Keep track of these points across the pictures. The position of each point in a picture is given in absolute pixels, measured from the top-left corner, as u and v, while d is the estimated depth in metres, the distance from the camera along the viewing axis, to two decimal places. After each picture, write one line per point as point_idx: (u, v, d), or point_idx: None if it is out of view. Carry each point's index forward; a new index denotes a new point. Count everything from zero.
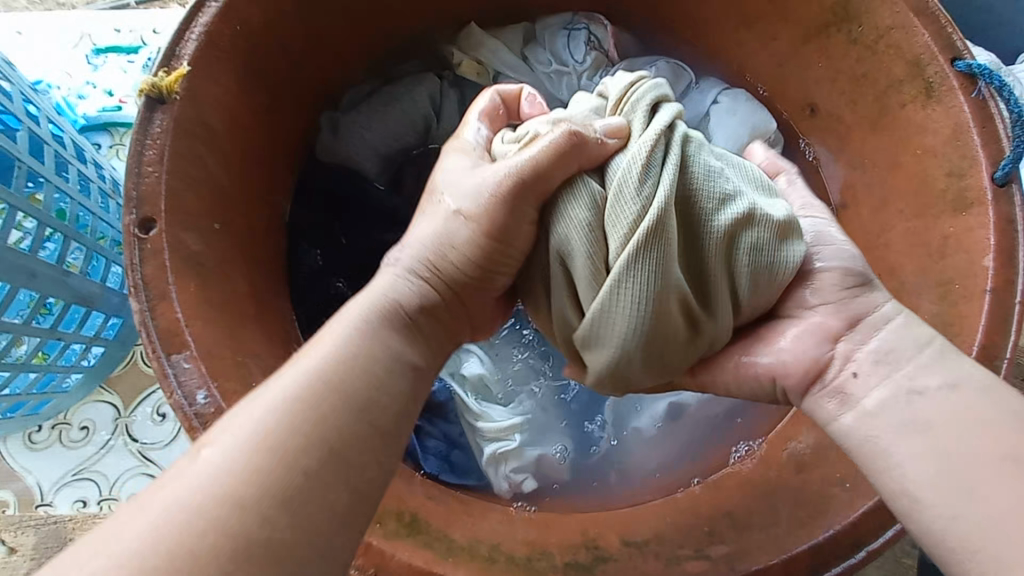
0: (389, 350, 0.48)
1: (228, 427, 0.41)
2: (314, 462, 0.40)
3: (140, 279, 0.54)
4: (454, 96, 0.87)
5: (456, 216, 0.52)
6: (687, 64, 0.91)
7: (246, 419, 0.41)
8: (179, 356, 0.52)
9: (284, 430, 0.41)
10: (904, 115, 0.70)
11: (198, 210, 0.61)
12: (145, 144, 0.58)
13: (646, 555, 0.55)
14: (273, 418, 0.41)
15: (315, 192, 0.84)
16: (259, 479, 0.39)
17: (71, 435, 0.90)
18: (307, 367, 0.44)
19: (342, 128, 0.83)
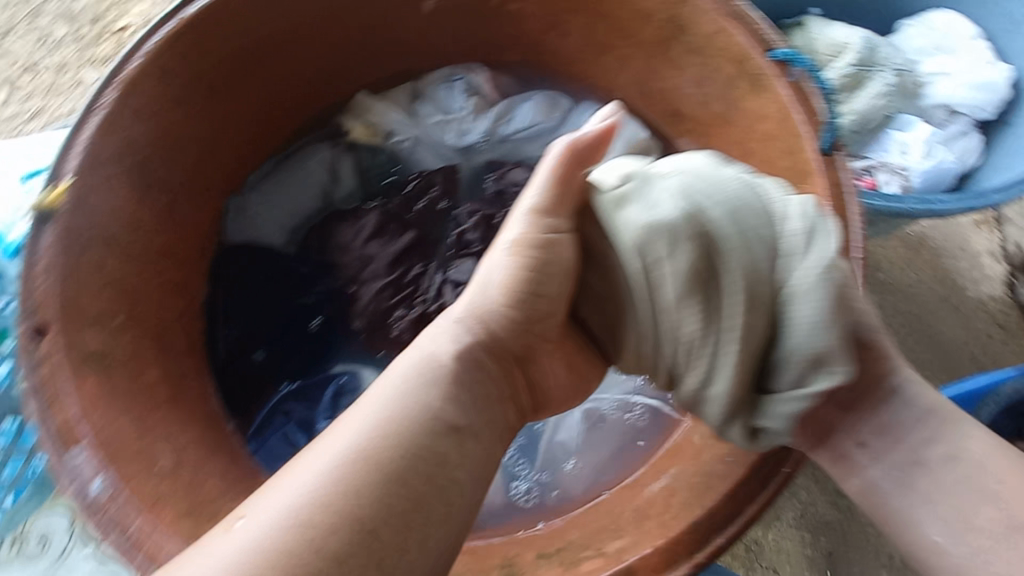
0: (446, 411, 0.47)
1: (265, 504, 0.42)
2: (354, 540, 0.41)
3: (35, 381, 0.57)
4: (347, 161, 0.93)
5: (489, 277, 0.54)
6: (563, 94, 0.98)
7: (288, 489, 0.42)
8: (76, 449, 0.54)
9: (309, 501, 0.42)
10: (743, 106, 0.76)
11: (93, 309, 0.65)
12: (33, 259, 0.63)
13: (553, 564, 0.57)
14: (321, 483, 0.42)
15: (220, 272, 0.86)
16: (298, 548, 0.40)
17: (29, 549, 0.91)
18: (357, 444, 0.44)
19: (242, 209, 0.88)
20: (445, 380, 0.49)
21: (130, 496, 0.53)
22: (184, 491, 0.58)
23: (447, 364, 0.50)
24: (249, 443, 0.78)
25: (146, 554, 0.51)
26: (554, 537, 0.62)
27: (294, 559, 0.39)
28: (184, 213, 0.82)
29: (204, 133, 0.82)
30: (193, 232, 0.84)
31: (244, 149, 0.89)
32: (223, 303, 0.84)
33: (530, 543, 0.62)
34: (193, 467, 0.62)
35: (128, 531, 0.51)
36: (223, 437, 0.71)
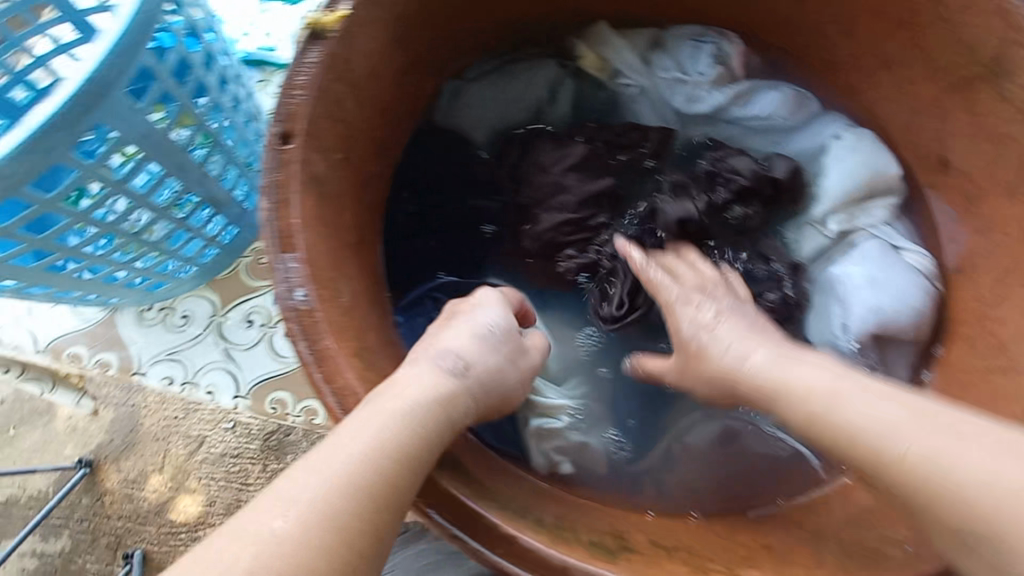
0: (435, 442, 0.51)
1: (304, 468, 0.46)
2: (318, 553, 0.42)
3: (273, 180, 0.60)
4: (569, 85, 0.90)
5: (439, 368, 0.55)
6: (812, 95, 0.85)
7: (356, 440, 0.47)
8: (289, 257, 0.57)
9: (311, 510, 0.43)
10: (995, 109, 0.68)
11: (329, 138, 0.68)
12: (299, 70, 0.65)
13: (672, 558, 0.54)
14: (364, 453, 0.47)
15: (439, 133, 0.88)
16: (324, 534, 0.43)
17: (173, 320, 1.01)
18: (397, 413, 0.50)
19: (460, 96, 0.88)
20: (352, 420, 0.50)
21: (320, 316, 0.55)
22: (355, 332, 0.61)
23: (435, 398, 0.53)
24: (397, 308, 0.80)
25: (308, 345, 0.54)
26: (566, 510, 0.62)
27: (343, 516, 0.44)
28: (408, 80, 0.82)
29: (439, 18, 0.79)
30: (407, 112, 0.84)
31: (459, 45, 0.86)
32: (417, 174, 0.86)
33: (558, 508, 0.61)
34: (361, 311, 0.66)
35: (315, 344, 0.54)
36: (382, 305, 0.73)
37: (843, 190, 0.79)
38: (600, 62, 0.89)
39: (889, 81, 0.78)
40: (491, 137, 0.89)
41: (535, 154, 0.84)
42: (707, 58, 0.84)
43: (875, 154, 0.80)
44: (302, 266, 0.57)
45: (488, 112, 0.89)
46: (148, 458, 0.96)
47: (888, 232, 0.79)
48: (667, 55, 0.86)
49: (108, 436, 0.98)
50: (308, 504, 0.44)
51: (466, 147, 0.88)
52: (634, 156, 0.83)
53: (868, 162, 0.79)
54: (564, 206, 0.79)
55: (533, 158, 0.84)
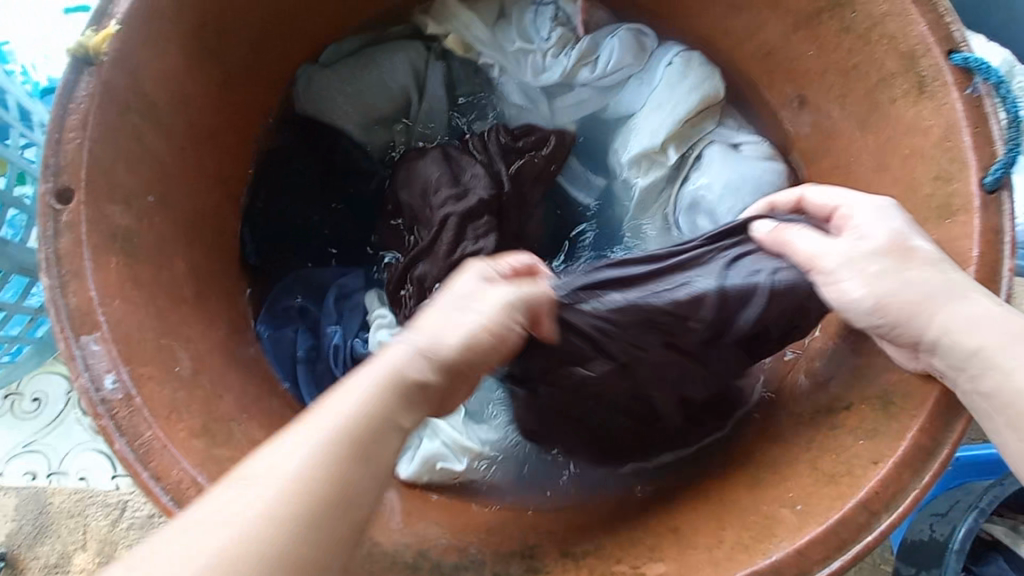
0: (401, 419, 0.41)
1: (189, 529, 0.34)
2: None
3: (53, 253, 0.50)
4: (439, 69, 0.79)
5: (419, 351, 0.43)
6: (649, 31, 0.80)
7: (228, 515, 0.34)
8: (89, 338, 0.48)
9: (208, 572, 0.32)
10: (848, 41, 0.67)
11: (131, 182, 0.57)
12: (68, 107, 0.53)
13: (580, 569, 0.52)
14: (266, 514, 0.34)
15: (296, 139, 0.77)
16: None
17: (23, 406, 0.89)
18: (289, 461, 0.36)
19: (313, 93, 0.76)
20: (398, 399, 0.41)
21: (143, 403, 0.48)
22: (200, 402, 0.53)
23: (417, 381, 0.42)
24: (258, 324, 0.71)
25: (128, 439, 0.46)
26: (469, 526, 0.59)
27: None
28: (230, 90, 0.69)
29: (251, 16, 0.68)
30: (243, 131, 0.73)
31: (292, 43, 0.75)
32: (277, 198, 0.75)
33: (455, 533, 0.57)
34: (211, 376, 0.57)
35: (138, 440, 0.46)
36: (243, 355, 0.65)
37: (665, 125, 0.73)
38: (464, 41, 0.79)
39: (742, 23, 0.76)
40: (366, 138, 0.77)
41: (419, 164, 0.73)
42: (548, 23, 0.78)
43: (707, 79, 0.76)
44: (112, 346, 0.49)
45: (346, 104, 0.75)
46: (67, 538, 0.84)
47: (723, 133, 0.76)
48: (512, 27, 0.79)
49: (13, 525, 0.84)
50: None
51: (325, 149, 0.77)
52: (526, 157, 0.75)
53: (700, 85, 0.75)
54: (447, 222, 0.68)
55: (416, 165, 0.73)
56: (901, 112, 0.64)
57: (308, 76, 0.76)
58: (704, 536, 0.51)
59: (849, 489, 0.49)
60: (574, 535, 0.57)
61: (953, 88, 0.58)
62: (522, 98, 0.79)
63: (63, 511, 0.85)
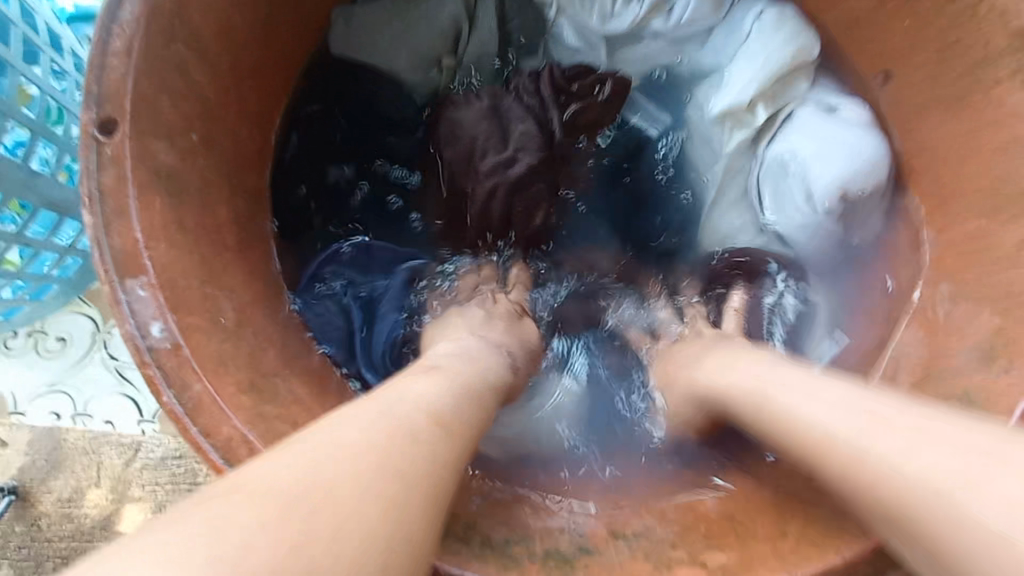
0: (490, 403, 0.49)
1: (298, 447, 0.34)
2: (391, 523, 0.32)
3: (96, 189, 0.47)
4: (491, 3, 0.73)
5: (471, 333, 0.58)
6: None
7: (327, 434, 0.35)
8: (136, 282, 0.45)
9: (349, 470, 0.32)
10: (952, 14, 0.61)
11: (175, 118, 0.53)
12: (111, 31, 0.48)
13: (635, 552, 0.50)
14: (329, 474, 0.32)
15: (340, 70, 0.72)
16: (329, 523, 0.30)
17: (47, 345, 0.88)
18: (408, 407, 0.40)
19: (356, 26, 0.70)
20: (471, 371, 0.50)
21: (191, 354, 0.45)
22: (246, 356, 0.51)
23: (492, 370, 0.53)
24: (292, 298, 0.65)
25: (176, 390, 0.44)
26: (516, 499, 0.57)
27: (339, 507, 0.30)
28: (277, 26, 0.64)
29: None
30: (288, 73, 0.69)
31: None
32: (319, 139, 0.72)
33: (502, 504, 0.55)
34: (254, 330, 0.54)
35: (186, 392, 0.44)
36: (283, 310, 0.62)
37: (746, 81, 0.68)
38: None
39: None
40: (411, 76, 0.72)
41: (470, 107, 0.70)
42: None
43: (794, 33, 0.69)
44: (160, 291, 0.46)
45: (394, 41, 0.71)
46: (81, 474, 0.84)
47: (817, 96, 0.70)
48: None
49: (29, 459, 0.85)
50: (273, 513, 0.29)
51: (368, 83, 0.73)
52: (581, 102, 0.72)
53: (790, 43, 0.69)
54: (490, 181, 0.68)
55: (468, 110, 0.70)
56: (1004, 96, 0.59)
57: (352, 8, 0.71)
58: (762, 528, 0.50)
59: None
60: (622, 515, 0.55)
61: None
62: (578, 41, 0.73)
63: (79, 448, 0.85)
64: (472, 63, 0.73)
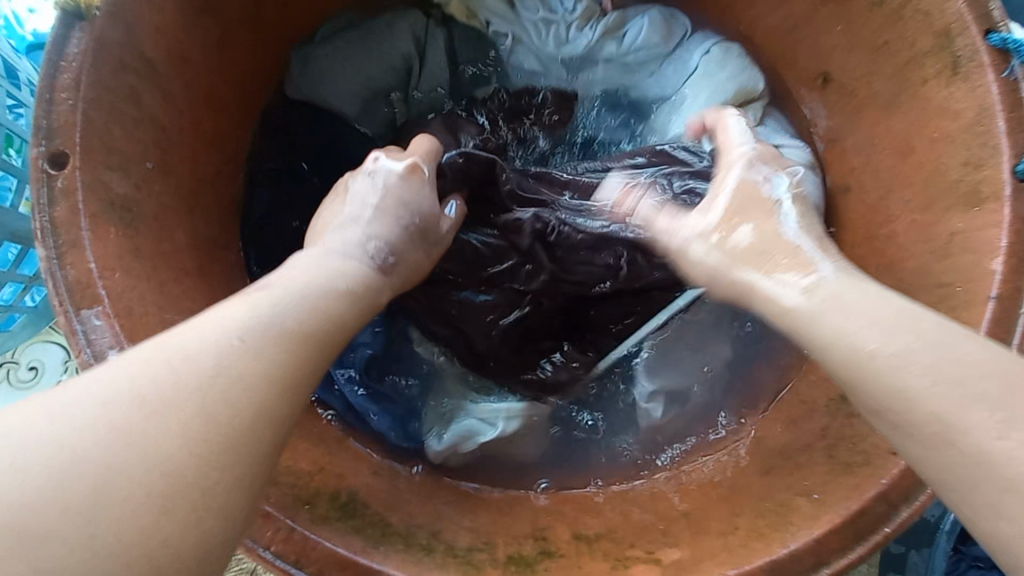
0: (348, 320, 0.44)
1: (82, 419, 0.31)
2: (180, 473, 0.31)
3: (48, 222, 0.47)
4: (441, 38, 0.75)
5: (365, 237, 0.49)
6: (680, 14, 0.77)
7: (124, 404, 0.32)
8: (90, 312, 0.46)
9: (122, 445, 0.31)
10: (880, 18, 0.64)
11: (127, 148, 0.54)
12: (58, 65, 0.49)
13: (595, 553, 0.52)
14: (218, 440, 0.33)
15: (295, 113, 0.74)
16: (121, 509, 0.29)
17: (19, 374, 0.88)
18: (227, 332, 0.37)
19: (311, 62, 0.72)
20: (349, 300, 0.44)
21: None
22: None
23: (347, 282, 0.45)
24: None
25: None
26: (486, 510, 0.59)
27: (100, 498, 0.29)
28: (231, 52, 0.66)
29: None
30: (244, 97, 0.70)
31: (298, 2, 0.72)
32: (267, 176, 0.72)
33: (471, 516, 0.57)
34: None
35: None
36: None
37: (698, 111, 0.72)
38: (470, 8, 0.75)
39: None
40: (359, 113, 0.73)
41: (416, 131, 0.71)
42: None
43: (741, 70, 0.74)
44: (116, 319, 0.47)
45: (344, 76, 0.72)
46: None
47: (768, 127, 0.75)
48: None
49: None
50: (82, 461, 0.30)
51: (320, 124, 0.74)
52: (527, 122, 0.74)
53: (735, 77, 0.74)
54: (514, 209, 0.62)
55: (415, 134, 0.70)
56: (931, 95, 0.61)
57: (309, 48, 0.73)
58: (718, 526, 0.51)
59: (868, 479, 0.48)
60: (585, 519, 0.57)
61: (990, 68, 0.55)
62: (534, 66, 0.75)
63: None
64: (421, 93, 0.74)
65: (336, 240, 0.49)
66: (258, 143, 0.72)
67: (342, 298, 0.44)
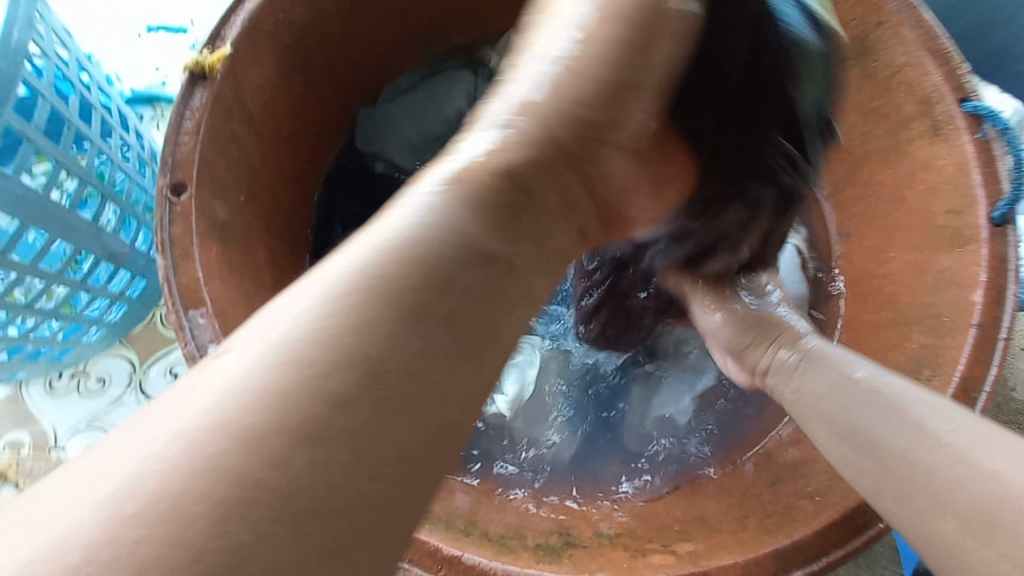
0: (474, 225, 0.34)
1: (262, 320, 0.31)
2: (330, 369, 0.29)
3: (167, 236, 0.58)
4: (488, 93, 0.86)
5: (524, 96, 0.38)
6: None
7: (247, 346, 0.30)
8: (197, 312, 0.55)
9: (297, 323, 0.30)
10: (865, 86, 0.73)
11: (229, 181, 0.65)
12: (184, 114, 0.61)
13: (616, 546, 0.57)
14: (333, 326, 0.30)
15: (358, 162, 0.86)
16: (246, 429, 0.27)
17: (89, 385, 0.97)
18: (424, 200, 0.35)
19: (376, 121, 0.85)
20: (500, 191, 0.36)
21: None
22: None
23: (496, 176, 0.36)
24: None
25: None
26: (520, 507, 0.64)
27: (268, 396, 0.28)
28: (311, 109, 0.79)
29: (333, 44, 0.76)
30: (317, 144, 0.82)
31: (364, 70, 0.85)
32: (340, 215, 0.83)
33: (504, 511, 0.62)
34: None
35: None
36: None
37: None
38: None
39: None
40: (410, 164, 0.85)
41: None
42: None
43: None
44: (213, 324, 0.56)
45: (400, 130, 0.84)
46: None
47: None
48: None
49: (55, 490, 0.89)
50: (261, 348, 0.29)
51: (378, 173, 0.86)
52: None
53: None
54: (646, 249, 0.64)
55: None
56: (917, 152, 0.69)
57: (377, 108, 0.86)
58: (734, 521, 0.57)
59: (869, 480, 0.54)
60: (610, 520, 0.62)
61: (966, 130, 0.63)
62: None
63: None
64: None
65: (496, 106, 0.39)
66: (343, 185, 0.85)
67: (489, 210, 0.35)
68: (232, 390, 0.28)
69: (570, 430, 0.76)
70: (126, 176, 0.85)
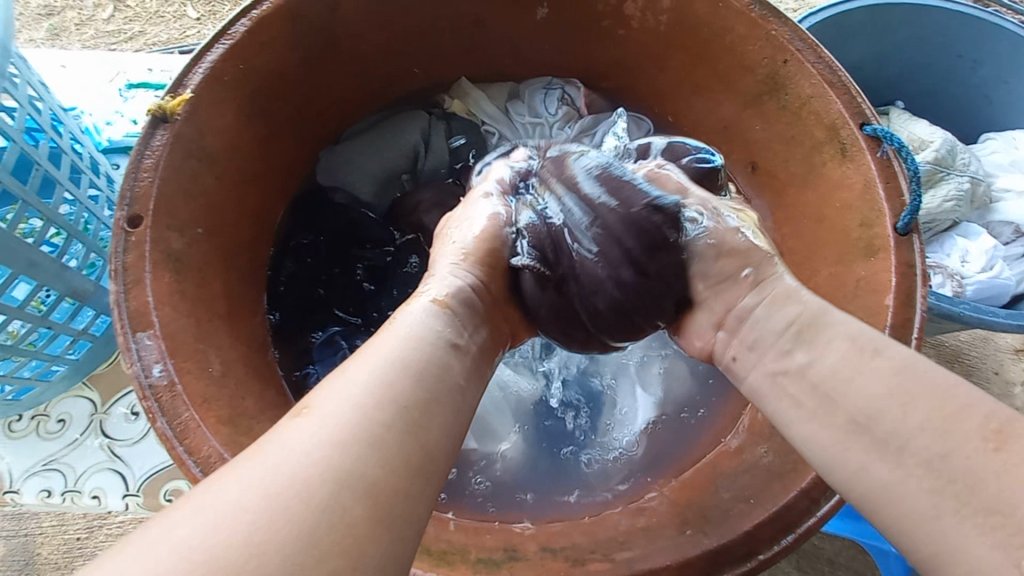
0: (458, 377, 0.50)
1: (287, 435, 0.41)
2: (371, 474, 0.39)
3: (121, 264, 0.61)
4: (441, 128, 0.92)
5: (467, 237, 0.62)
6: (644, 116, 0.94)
7: (301, 436, 0.40)
8: (144, 334, 0.58)
9: (322, 442, 0.40)
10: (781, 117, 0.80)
11: (186, 214, 0.68)
12: (145, 153, 0.66)
13: (558, 558, 0.57)
14: (354, 436, 0.41)
15: (317, 198, 0.89)
16: (302, 512, 0.36)
17: (48, 427, 0.96)
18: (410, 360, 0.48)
19: (333, 159, 0.90)
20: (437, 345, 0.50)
21: (182, 389, 0.57)
22: (226, 398, 0.61)
23: (428, 341, 0.50)
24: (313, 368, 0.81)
25: (165, 413, 0.55)
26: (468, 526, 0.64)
27: (312, 485, 0.37)
28: (272, 149, 0.84)
29: (294, 91, 0.82)
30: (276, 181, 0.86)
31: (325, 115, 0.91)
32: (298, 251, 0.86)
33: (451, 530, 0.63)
34: (236, 379, 0.66)
35: (177, 419, 0.55)
36: (262, 367, 0.74)
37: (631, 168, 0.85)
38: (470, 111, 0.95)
39: None
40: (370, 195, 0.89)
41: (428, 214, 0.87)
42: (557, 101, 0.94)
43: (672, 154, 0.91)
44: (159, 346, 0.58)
45: (359, 166, 0.89)
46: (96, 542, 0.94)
47: None
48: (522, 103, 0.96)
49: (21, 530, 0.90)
50: (295, 465, 0.38)
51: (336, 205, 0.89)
52: None
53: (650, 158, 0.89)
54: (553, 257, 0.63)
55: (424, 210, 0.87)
56: (830, 173, 0.74)
57: (333, 150, 0.91)
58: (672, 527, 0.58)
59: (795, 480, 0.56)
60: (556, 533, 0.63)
61: (868, 151, 0.70)
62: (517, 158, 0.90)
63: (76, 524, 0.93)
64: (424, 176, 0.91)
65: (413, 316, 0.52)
66: (299, 219, 0.88)
67: (433, 353, 0.49)
68: (268, 495, 0.36)
69: (539, 463, 0.75)
70: (94, 216, 0.88)
